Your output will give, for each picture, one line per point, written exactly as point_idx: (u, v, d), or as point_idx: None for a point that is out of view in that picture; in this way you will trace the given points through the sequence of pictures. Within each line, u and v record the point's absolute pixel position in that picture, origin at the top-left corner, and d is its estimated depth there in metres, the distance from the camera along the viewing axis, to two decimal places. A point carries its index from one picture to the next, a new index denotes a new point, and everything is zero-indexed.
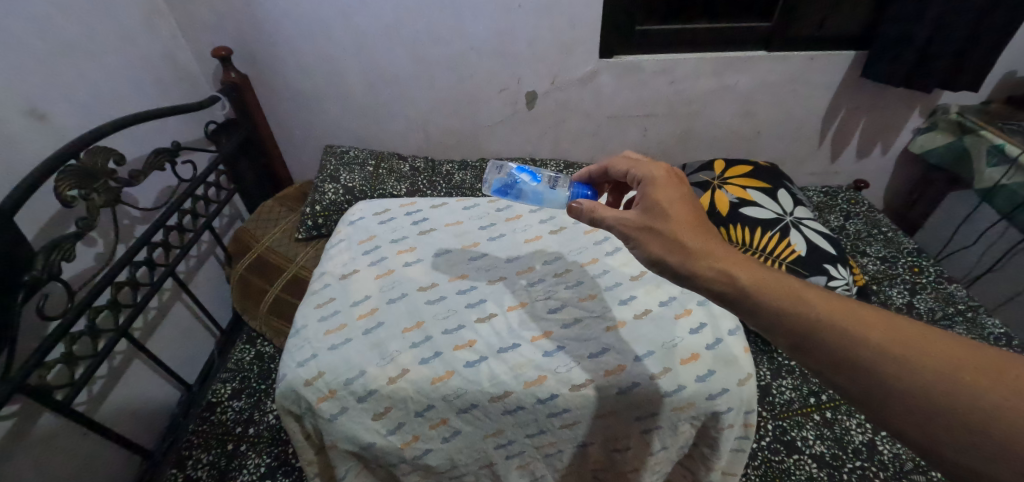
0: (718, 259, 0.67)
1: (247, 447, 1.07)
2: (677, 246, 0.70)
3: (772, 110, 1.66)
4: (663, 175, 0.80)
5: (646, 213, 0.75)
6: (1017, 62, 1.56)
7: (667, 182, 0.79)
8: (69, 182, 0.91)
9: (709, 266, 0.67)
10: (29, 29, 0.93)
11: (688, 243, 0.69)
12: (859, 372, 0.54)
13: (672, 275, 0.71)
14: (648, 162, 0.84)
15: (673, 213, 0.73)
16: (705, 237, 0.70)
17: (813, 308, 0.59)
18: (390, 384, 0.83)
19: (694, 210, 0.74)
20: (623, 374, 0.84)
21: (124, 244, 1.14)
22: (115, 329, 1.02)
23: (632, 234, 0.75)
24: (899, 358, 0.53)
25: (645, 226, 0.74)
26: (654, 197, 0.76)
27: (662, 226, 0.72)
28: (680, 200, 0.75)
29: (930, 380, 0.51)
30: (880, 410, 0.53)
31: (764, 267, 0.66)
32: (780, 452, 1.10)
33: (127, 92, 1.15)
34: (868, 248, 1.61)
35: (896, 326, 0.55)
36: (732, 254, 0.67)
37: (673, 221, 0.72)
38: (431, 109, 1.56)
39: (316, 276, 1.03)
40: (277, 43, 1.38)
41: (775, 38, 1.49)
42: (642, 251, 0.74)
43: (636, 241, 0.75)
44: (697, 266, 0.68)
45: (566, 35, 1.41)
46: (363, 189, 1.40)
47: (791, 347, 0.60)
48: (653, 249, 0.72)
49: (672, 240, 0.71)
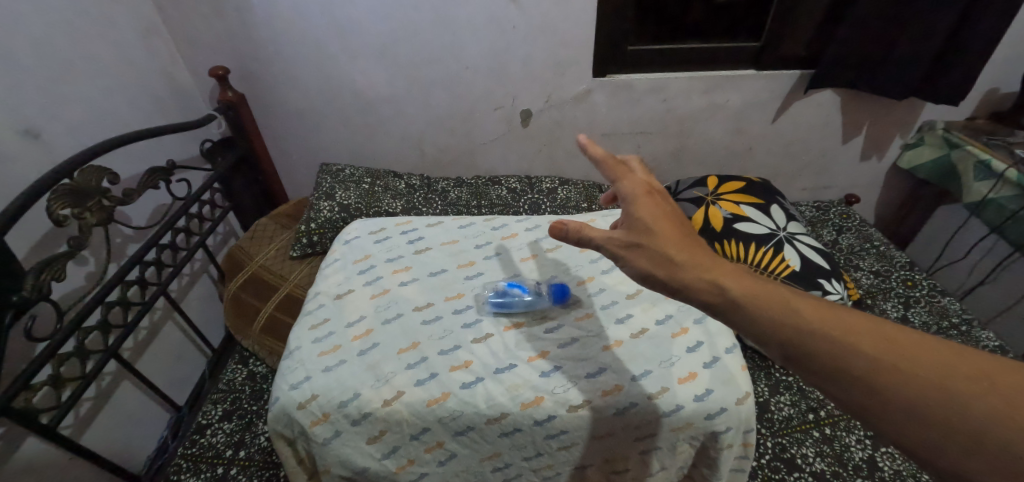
0: (705, 271, 0.67)
1: (238, 470, 1.04)
2: (664, 261, 0.70)
3: (763, 127, 1.68)
4: (643, 191, 0.78)
5: (632, 231, 0.75)
6: (999, 79, 1.60)
7: (648, 199, 0.78)
8: (60, 201, 0.90)
9: (699, 278, 0.67)
10: (26, 49, 0.94)
11: (675, 257, 0.70)
12: (848, 382, 0.54)
13: (662, 289, 0.70)
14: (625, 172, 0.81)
15: (657, 229, 0.73)
16: (692, 251, 0.70)
17: (802, 318, 0.58)
18: (385, 407, 0.81)
19: (680, 227, 0.74)
20: (620, 394, 0.84)
21: (115, 263, 1.12)
22: (105, 350, 1.01)
23: (620, 253, 0.75)
24: (890, 367, 0.52)
25: (631, 245, 0.74)
26: (637, 216, 0.75)
27: (649, 243, 0.72)
28: (665, 216, 0.75)
29: (923, 392, 0.50)
30: (874, 420, 0.52)
31: (754, 277, 0.66)
32: (781, 471, 1.09)
33: (123, 111, 1.15)
34: (860, 262, 1.62)
35: (887, 334, 0.54)
36: (717, 264, 0.68)
37: (660, 238, 0.72)
38: (427, 128, 1.58)
39: (310, 296, 1.02)
40: (274, 63, 1.39)
41: (764, 58, 1.52)
42: (631, 269, 0.73)
43: (627, 260, 0.74)
44: (685, 278, 0.68)
45: (560, 54, 1.44)
46: (358, 207, 1.40)
47: (783, 357, 0.59)
48: (643, 266, 0.72)
49: (660, 257, 0.71)
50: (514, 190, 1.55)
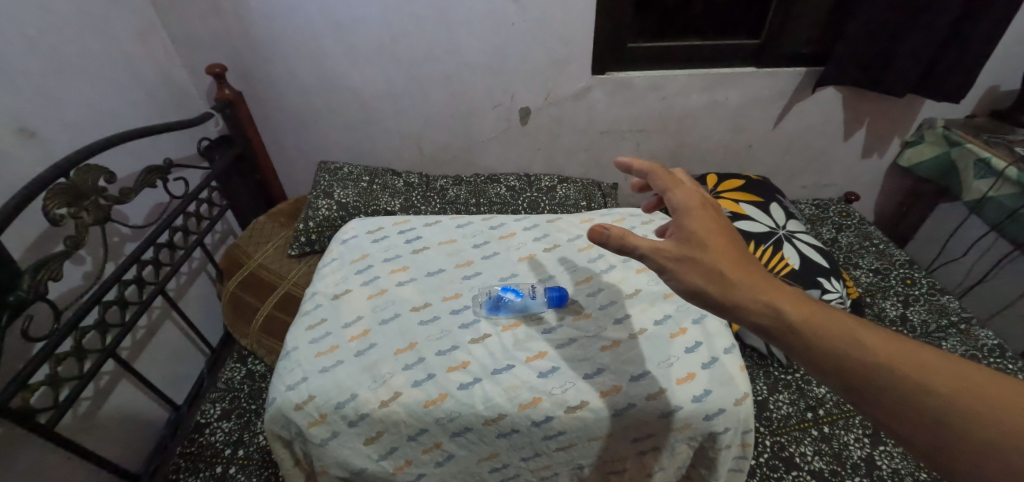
0: (762, 292, 0.67)
1: (237, 469, 1.04)
2: (717, 277, 0.70)
3: (763, 125, 1.68)
4: (698, 203, 0.77)
5: (682, 243, 0.74)
6: (1000, 77, 1.60)
7: (702, 211, 0.77)
8: (57, 200, 0.90)
9: (754, 299, 0.67)
10: (22, 46, 0.93)
11: (729, 274, 0.70)
12: (919, 421, 0.54)
13: (713, 306, 0.70)
14: (677, 183, 0.81)
15: (709, 243, 0.73)
16: (748, 270, 0.70)
17: (870, 351, 0.59)
18: (382, 408, 0.81)
19: (733, 242, 0.73)
20: (618, 395, 0.84)
21: (113, 262, 1.12)
22: (102, 349, 1.00)
23: (668, 265, 0.74)
24: (960, 406, 0.53)
25: (682, 257, 0.73)
26: (690, 229, 0.75)
27: (702, 257, 0.72)
28: (718, 231, 0.74)
29: (1005, 434, 0.50)
30: (945, 461, 0.52)
31: (813, 303, 0.66)
32: (780, 469, 1.09)
33: (120, 110, 1.15)
34: (860, 260, 1.62)
35: (956, 372, 0.55)
36: (773, 286, 0.68)
37: (713, 253, 0.72)
38: (426, 126, 1.57)
39: (307, 296, 1.01)
40: (272, 60, 1.38)
41: (763, 55, 1.51)
42: (679, 282, 0.73)
43: (675, 273, 0.73)
44: (741, 297, 0.68)
45: (559, 51, 1.43)
46: (356, 205, 1.39)
47: (843, 389, 0.59)
48: (692, 280, 0.72)
49: (712, 272, 0.71)
50: (513, 189, 1.54)
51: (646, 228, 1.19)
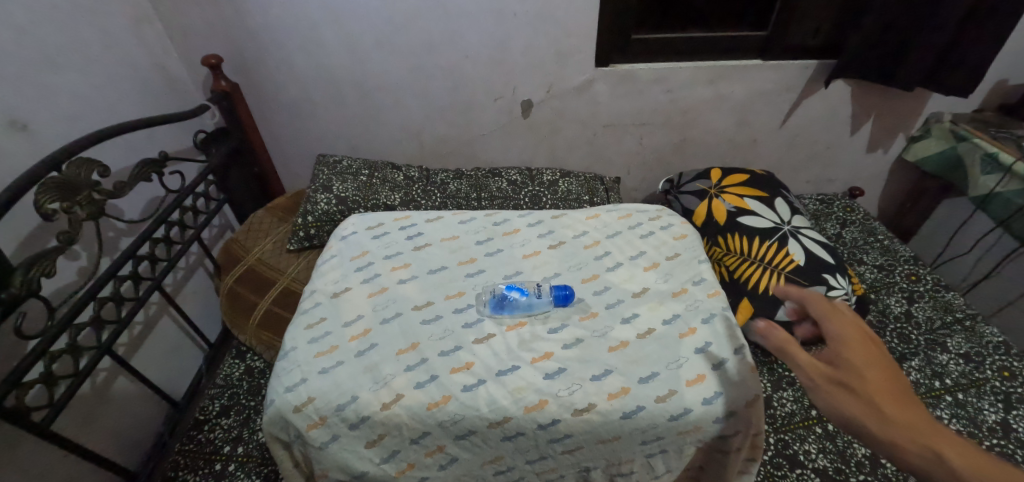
0: (928, 437, 0.60)
1: (236, 467, 1.03)
2: (876, 412, 0.63)
3: (768, 118, 1.65)
4: (856, 330, 0.71)
5: (840, 371, 0.68)
6: (1009, 71, 1.57)
7: (862, 344, 0.70)
8: (50, 195, 0.88)
9: (917, 446, 0.60)
10: (12, 35, 0.90)
11: (890, 412, 0.63)
12: None
13: (870, 443, 0.62)
14: (836, 310, 0.74)
15: (871, 380, 0.66)
16: (915, 413, 0.62)
17: None
18: (384, 410, 0.80)
19: (897, 381, 0.66)
20: (627, 397, 0.82)
21: (108, 257, 1.10)
22: (98, 346, 0.98)
23: (820, 389, 0.67)
24: None
25: (836, 384, 0.66)
26: (849, 359, 0.68)
27: (860, 389, 0.65)
28: (880, 367, 0.67)
29: None
30: None
31: (991, 460, 0.58)
32: (784, 467, 1.08)
33: (114, 101, 1.12)
34: (865, 256, 1.61)
35: None
36: (942, 433, 0.60)
37: (873, 389, 0.65)
38: (426, 119, 1.54)
39: (306, 294, 1.00)
40: (269, 51, 1.35)
41: (770, 47, 1.49)
42: (830, 410, 0.65)
43: (826, 399, 0.66)
44: (904, 440, 0.61)
45: (562, 43, 1.40)
46: (356, 199, 1.37)
47: None
48: (847, 410, 0.64)
49: (875, 409, 0.63)
50: (515, 183, 1.52)
51: (652, 225, 1.18)
